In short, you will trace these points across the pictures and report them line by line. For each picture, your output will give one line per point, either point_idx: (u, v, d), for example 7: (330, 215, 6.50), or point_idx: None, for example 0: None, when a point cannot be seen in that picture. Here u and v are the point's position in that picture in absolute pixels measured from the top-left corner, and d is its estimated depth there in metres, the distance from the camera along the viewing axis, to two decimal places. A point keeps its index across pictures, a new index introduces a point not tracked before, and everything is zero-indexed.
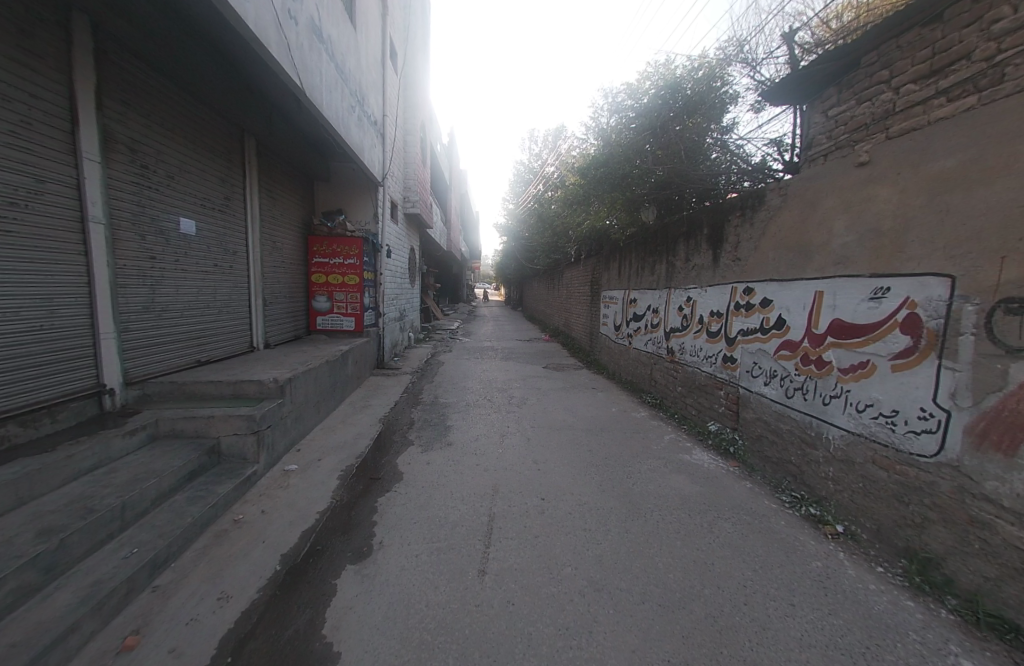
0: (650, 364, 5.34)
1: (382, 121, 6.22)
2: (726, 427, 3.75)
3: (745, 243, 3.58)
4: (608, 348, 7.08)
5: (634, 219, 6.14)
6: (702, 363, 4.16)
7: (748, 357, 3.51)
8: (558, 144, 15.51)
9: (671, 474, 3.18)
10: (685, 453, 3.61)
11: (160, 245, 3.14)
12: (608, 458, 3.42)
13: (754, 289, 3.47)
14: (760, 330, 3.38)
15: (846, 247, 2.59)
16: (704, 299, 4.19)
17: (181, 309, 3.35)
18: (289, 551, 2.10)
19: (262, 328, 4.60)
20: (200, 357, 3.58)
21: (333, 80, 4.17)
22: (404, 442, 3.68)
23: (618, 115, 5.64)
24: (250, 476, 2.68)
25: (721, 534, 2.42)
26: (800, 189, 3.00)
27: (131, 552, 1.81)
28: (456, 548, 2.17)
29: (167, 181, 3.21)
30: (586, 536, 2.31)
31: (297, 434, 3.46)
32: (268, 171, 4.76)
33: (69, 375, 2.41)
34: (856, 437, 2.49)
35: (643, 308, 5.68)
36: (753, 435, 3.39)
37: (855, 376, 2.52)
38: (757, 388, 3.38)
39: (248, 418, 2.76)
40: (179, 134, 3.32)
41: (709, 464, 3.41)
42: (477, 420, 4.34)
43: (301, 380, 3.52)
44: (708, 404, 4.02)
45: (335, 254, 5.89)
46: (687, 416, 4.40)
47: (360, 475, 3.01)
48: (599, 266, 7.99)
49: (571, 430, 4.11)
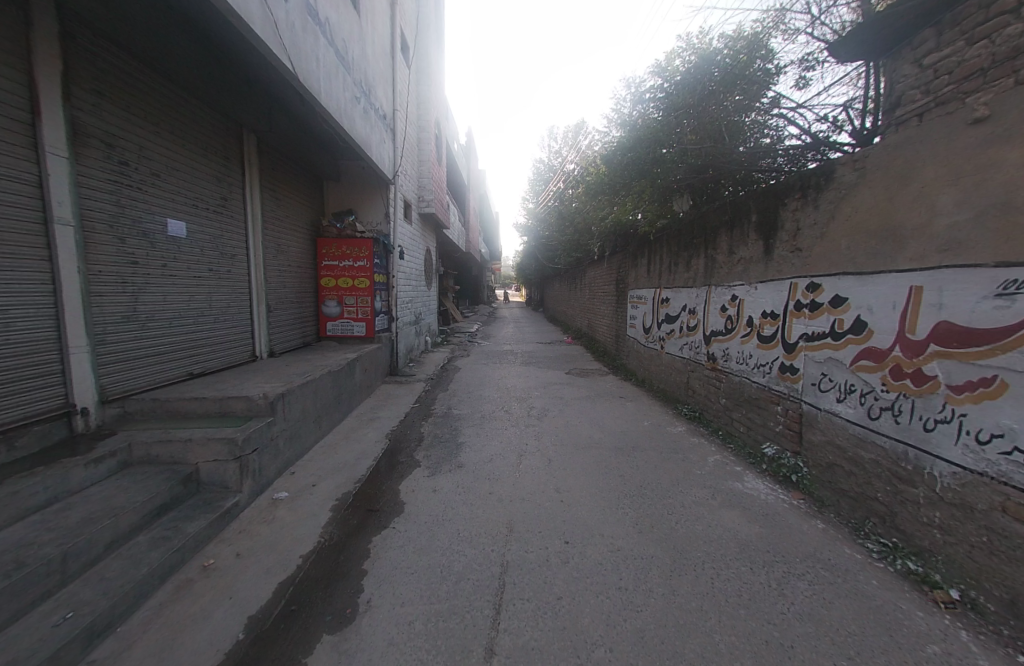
0: (687, 371, 4.74)
1: (391, 115, 5.89)
2: (785, 451, 3.09)
3: (806, 230, 2.92)
4: (637, 353, 6.50)
5: (665, 211, 5.55)
6: (752, 373, 3.52)
7: (814, 367, 2.83)
8: (578, 141, 15.01)
9: (720, 510, 2.63)
10: (735, 480, 3.04)
11: (144, 249, 2.92)
12: (642, 487, 2.90)
13: (822, 285, 2.77)
14: (829, 335, 2.71)
15: (958, 229, 1.92)
16: (754, 298, 3.53)
17: (169, 318, 3.12)
18: (258, 613, 1.74)
19: (265, 336, 4.37)
20: (192, 369, 3.35)
21: (333, 68, 3.84)
22: (410, 462, 3.30)
23: (646, 98, 5.12)
24: (229, 508, 2.38)
25: (797, 601, 1.86)
26: (883, 159, 2.33)
27: (65, 617, 1.51)
28: (459, 612, 1.74)
29: (152, 179, 2.99)
30: (623, 600, 1.82)
31: (293, 454, 3.15)
32: (270, 171, 4.51)
33: (34, 396, 2.19)
34: (976, 476, 1.85)
35: (677, 308, 5.09)
36: (822, 463, 2.75)
37: (974, 396, 1.86)
38: (827, 406, 2.71)
39: (229, 443, 2.45)
40: (164, 129, 3.08)
41: (766, 496, 2.81)
42: (493, 437, 3.91)
43: (295, 397, 3.19)
44: (761, 421, 3.38)
45: (342, 257, 5.63)
46: (732, 434, 3.77)
47: (355, 506, 2.63)
48: (626, 264, 7.43)
49: (598, 449, 3.60)
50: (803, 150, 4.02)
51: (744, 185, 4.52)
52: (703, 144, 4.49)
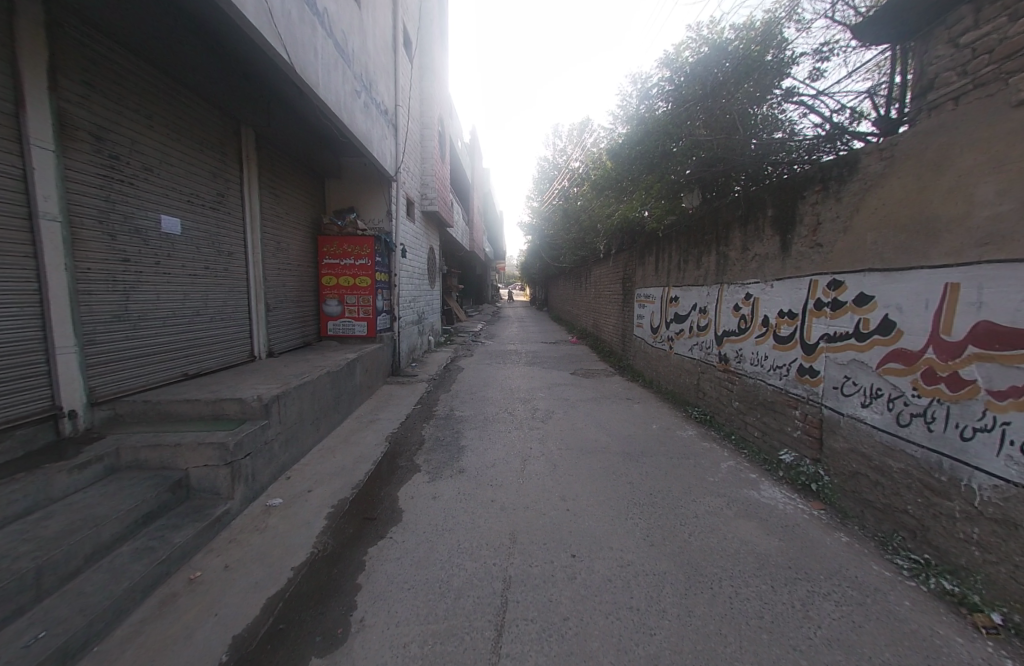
0: (697, 372, 4.59)
1: (393, 110, 5.77)
2: (803, 458, 2.93)
3: (827, 224, 2.73)
4: (644, 353, 6.35)
5: (673, 207, 5.38)
6: (767, 375, 3.36)
7: (835, 370, 2.65)
8: (583, 138, 14.82)
9: (735, 521, 2.48)
10: (750, 488, 2.89)
11: (136, 246, 2.84)
12: (652, 495, 2.75)
13: (844, 282, 2.58)
14: (852, 335, 2.53)
15: (997, 222, 1.73)
16: (769, 297, 3.35)
17: (162, 317, 3.04)
18: (243, 632, 1.62)
19: (263, 336, 4.28)
20: (188, 370, 3.27)
21: (332, 60, 3.72)
22: (410, 467, 3.19)
23: (655, 90, 4.94)
24: (220, 515, 2.28)
25: (822, 623, 1.71)
26: (914, 146, 2.14)
27: (36, 637, 1.40)
28: (458, 633, 1.61)
29: (144, 174, 2.90)
30: (635, 622, 1.68)
31: (289, 458, 3.05)
32: (269, 167, 4.41)
33: (18, 399, 2.10)
34: (1018, 491, 1.67)
35: (686, 307, 4.93)
36: (845, 472, 2.58)
37: (1017, 402, 1.67)
38: (850, 411, 2.54)
39: (219, 448, 2.35)
40: (157, 123, 2.99)
41: (784, 506, 2.65)
42: (496, 440, 3.78)
43: (291, 399, 3.08)
44: (778, 426, 3.21)
45: (343, 255, 5.53)
46: (746, 438, 3.61)
47: (351, 513, 2.52)
48: (632, 262, 7.27)
49: (605, 454, 3.45)
50: (820, 142, 3.84)
51: (757, 179, 4.35)
52: (714, 138, 4.32)
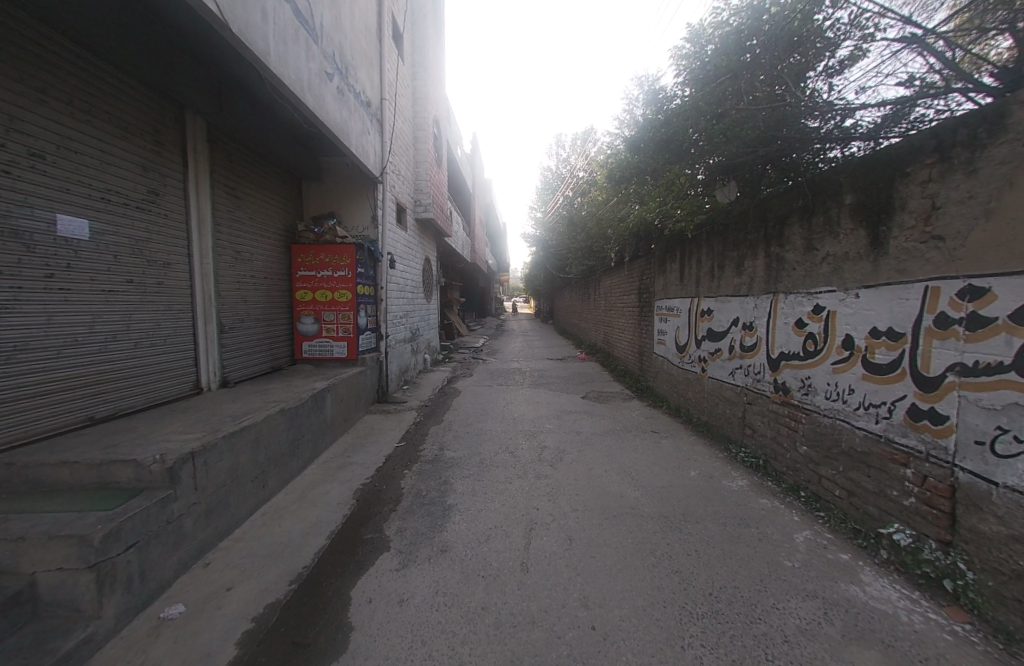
0: (740, 402, 3.80)
1: (377, 104, 5.14)
2: (923, 539, 2.09)
3: (950, 212, 1.95)
4: (667, 375, 5.56)
5: (700, 206, 4.64)
6: (852, 416, 2.56)
7: (979, 417, 1.82)
8: (588, 144, 14.27)
9: (848, 648, 1.62)
10: (847, 580, 2.05)
11: (13, 256, 2.13)
12: (713, 597, 1.92)
13: (991, 291, 1.77)
14: (1008, 367, 1.70)
15: None
16: (853, 311, 2.57)
17: (55, 346, 2.32)
18: None
19: (213, 363, 3.57)
20: (96, 413, 2.55)
21: (292, 28, 3.07)
22: (378, 543, 2.40)
23: (678, 69, 4.24)
24: (72, 652, 1.48)
25: None
26: None
27: None
28: None
29: (31, 161, 2.21)
30: None
31: (208, 534, 2.26)
32: (226, 164, 3.77)
33: None
34: None
35: (723, 323, 4.17)
36: (1004, 571, 1.70)
37: None
38: (1011, 482, 1.67)
39: (79, 546, 1.56)
40: (55, 96, 2.31)
41: (905, 616, 1.79)
42: (494, 494, 2.99)
43: (217, 454, 2.33)
44: (874, 487, 2.39)
45: (321, 266, 4.86)
46: (821, 496, 2.79)
47: (275, 636, 1.70)
48: (651, 270, 6.52)
49: (636, 520, 2.63)
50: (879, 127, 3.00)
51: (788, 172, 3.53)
52: None
